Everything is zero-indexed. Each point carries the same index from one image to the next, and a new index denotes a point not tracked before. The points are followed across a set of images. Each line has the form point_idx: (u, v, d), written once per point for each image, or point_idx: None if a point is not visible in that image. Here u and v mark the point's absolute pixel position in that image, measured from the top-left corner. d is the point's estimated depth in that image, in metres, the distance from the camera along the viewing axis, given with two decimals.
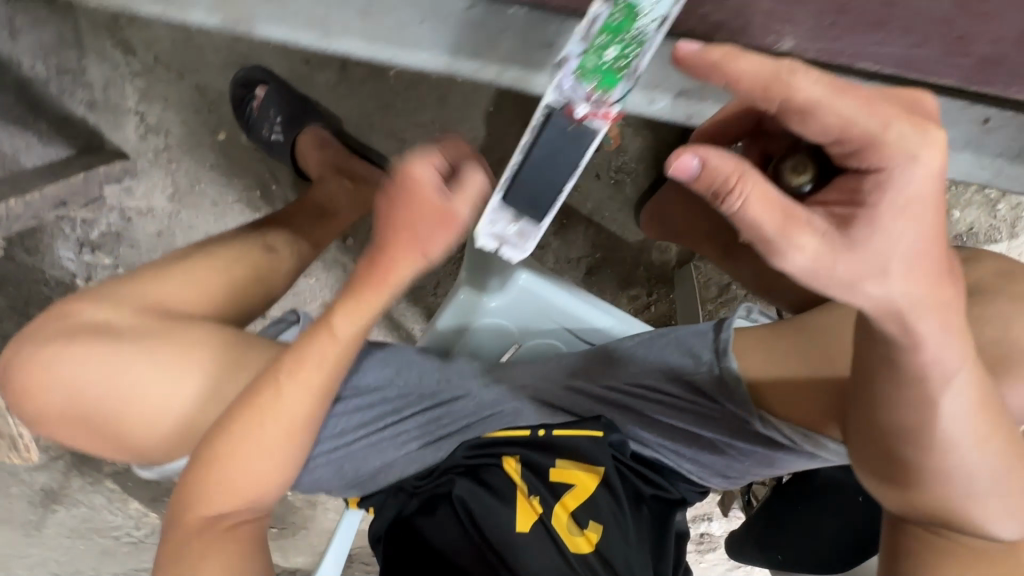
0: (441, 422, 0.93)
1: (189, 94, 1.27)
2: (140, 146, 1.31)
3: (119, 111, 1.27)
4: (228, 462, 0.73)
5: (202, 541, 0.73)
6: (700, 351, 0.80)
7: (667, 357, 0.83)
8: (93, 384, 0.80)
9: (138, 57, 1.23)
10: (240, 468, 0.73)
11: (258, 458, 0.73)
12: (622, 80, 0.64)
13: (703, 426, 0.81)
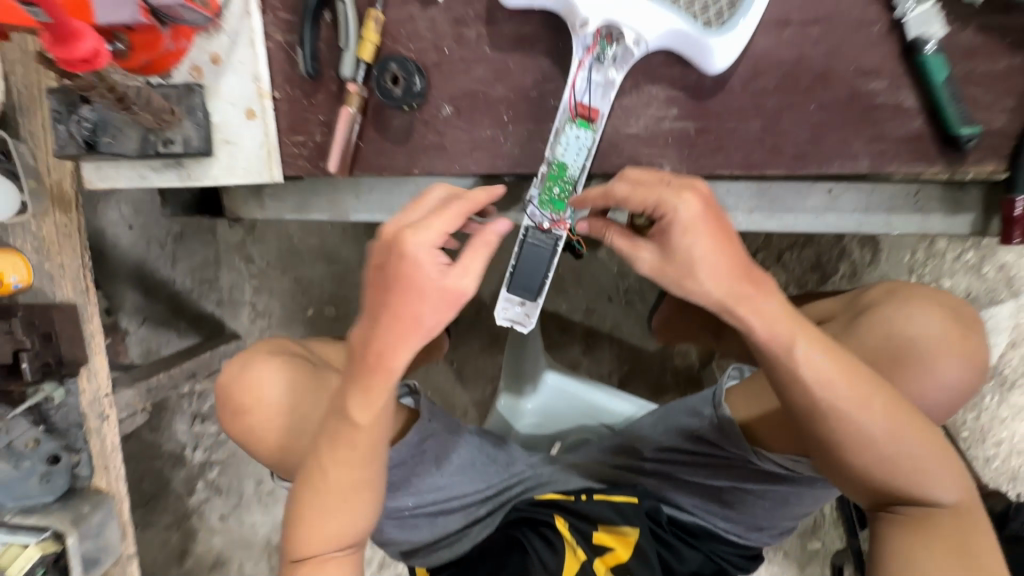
0: (492, 490, 0.98)
1: (289, 284, 1.66)
2: (250, 328, 1.69)
3: (238, 304, 1.68)
4: (356, 447, 0.66)
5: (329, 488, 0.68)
6: (700, 408, 0.88)
7: (675, 420, 0.92)
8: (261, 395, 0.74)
9: (255, 264, 1.66)
10: (355, 446, 0.66)
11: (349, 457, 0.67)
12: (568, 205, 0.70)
13: (718, 476, 0.91)
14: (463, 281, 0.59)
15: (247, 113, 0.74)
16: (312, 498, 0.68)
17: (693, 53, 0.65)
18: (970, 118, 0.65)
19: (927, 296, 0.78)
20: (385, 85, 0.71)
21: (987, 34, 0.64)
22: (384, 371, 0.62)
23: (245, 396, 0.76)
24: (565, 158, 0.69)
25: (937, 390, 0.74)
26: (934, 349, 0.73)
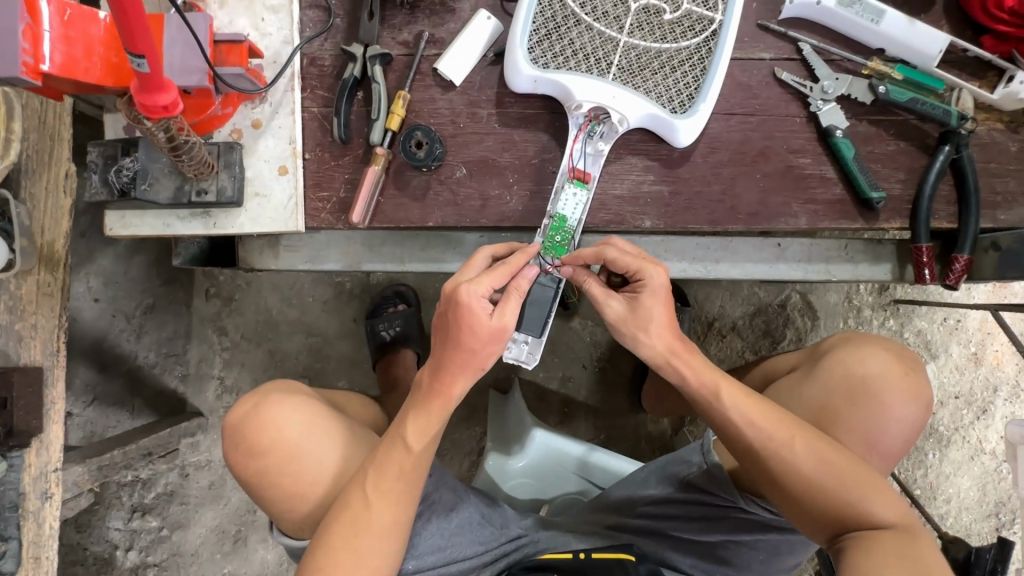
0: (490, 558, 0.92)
1: (262, 357, 1.62)
2: (215, 404, 1.63)
3: (204, 378, 1.63)
4: (402, 475, 0.74)
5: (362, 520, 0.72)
6: (689, 456, 0.87)
7: (668, 468, 0.90)
8: (289, 430, 0.82)
9: (227, 337, 1.63)
10: (402, 474, 0.74)
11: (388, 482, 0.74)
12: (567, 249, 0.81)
13: (712, 531, 0.88)
14: (507, 318, 0.71)
15: (279, 169, 0.83)
16: (346, 529, 0.72)
17: (662, 132, 0.82)
18: (876, 185, 0.83)
19: (875, 341, 0.86)
20: (410, 148, 0.82)
21: (876, 126, 0.85)
22: (441, 399, 0.74)
23: (264, 438, 0.81)
24: (564, 212, 0.82)
25: (890, 425, 0.79)
26: (883, 385, 0.80)
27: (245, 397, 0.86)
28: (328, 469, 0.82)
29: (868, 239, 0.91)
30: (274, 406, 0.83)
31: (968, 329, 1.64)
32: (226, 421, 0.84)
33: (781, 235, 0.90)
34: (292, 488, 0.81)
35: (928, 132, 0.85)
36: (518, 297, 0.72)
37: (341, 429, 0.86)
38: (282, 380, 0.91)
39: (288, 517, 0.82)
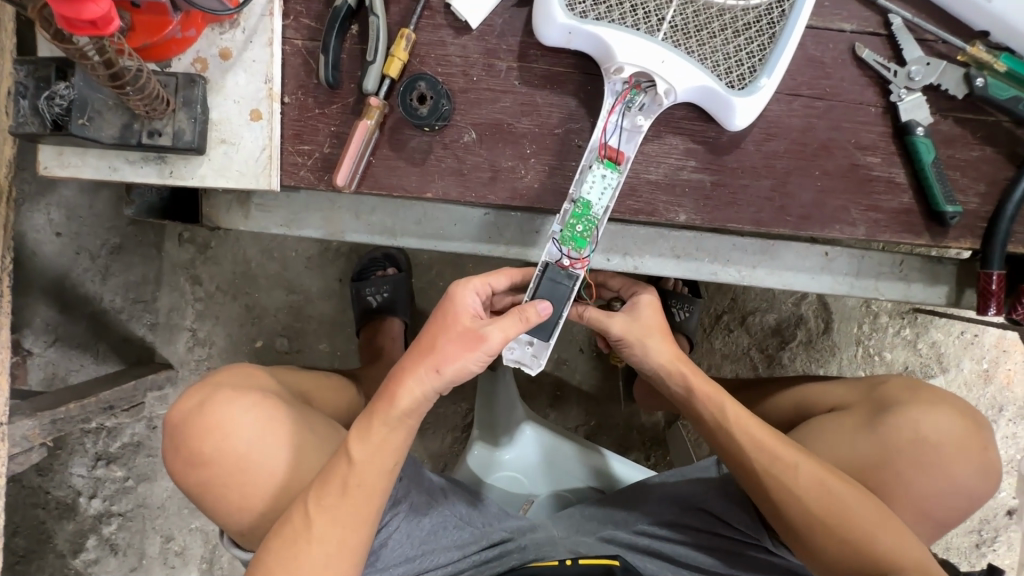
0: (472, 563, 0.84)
1: (238, 311, 1.51)
2: (186, 357, 1.50)
3: (174, 329, 1.49)
4: (347, 494, 0.64)
5: (303, 540, 0.63)
6: (708, 480, 0.82)
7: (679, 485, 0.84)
8: (235, 436, 0.71)
9: (202, 287, 1.50)
10: (346, 493, 0.64)
11: (332, 500, 0.64)
12: (589, 241, 0.67)
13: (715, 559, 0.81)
14: (491, 327, 0.61)
15: (251, 113, 0.69)
16: (287, 548, 0.64)
17: (714, 109, 0.68)
18: (952, 197, 0.71)
19: (938, 395, 0.76)
20: (409, 101, 0.68)
21: (962, 126, 0.72)
22: (388, 403, 0.63)
23: (205, 444, 0.70)
24: (590, 196, 0.67)
25: (941, 487, 0.71)
26: (950, 450, 0.71)
27: (188, 392, 0.75)
28: (280, 479, 0.72)
29: (926, 255, 0.80)
30: (220, 406, 0.72)
31: (984, 345, 1.56)
32: (164, 421, 0.73)
33: (829, 242, 0.79)
34: (239, 500, 0.71)
35: (1020, 139, 0.72)
36: (518, 317, 0.61)
37: (297, 432, 0.74)
38: (234, 367, 0.80)
39: (236, 528, 0.73)
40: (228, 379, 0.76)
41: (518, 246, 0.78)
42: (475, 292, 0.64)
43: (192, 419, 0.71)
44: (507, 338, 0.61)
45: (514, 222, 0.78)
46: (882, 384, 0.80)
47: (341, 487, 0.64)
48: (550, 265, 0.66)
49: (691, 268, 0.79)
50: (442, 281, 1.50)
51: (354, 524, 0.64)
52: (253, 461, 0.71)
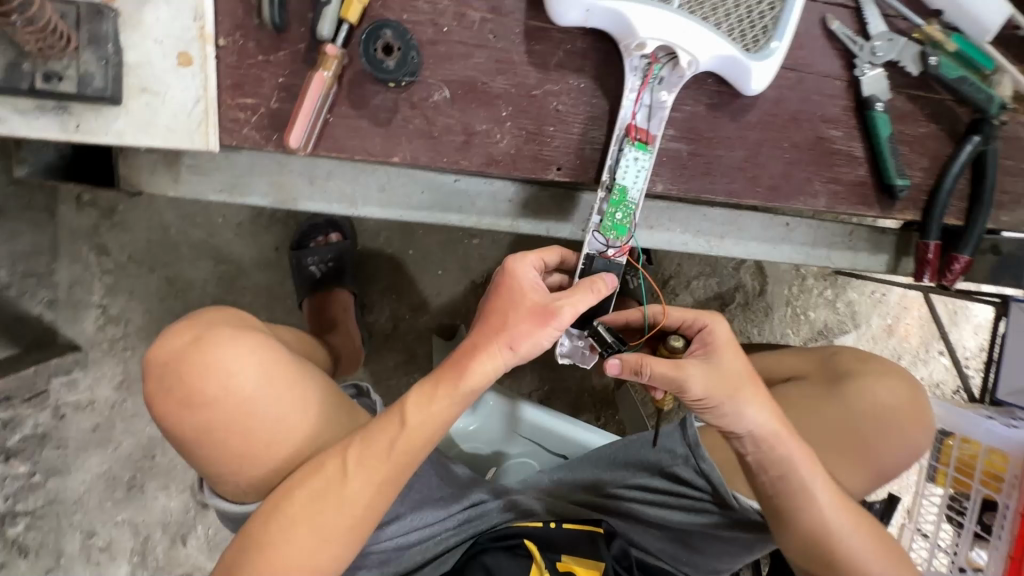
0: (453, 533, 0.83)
1: (157, 284, 1.34)
2: (96, 337, 1.33)
3: (80, 306, 1.31)
4: (390, 459, 0.60)
5: (330, 500, 0.59)
6: (674, 447, 0.82)
7: (639, 451, 0.84)
8: (239, 378, 0.61)
9: (110, 257, 1.31)
10: (391, 456, 0.60)
11: (362, 461, 0.60)
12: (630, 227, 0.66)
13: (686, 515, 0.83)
14: (563, 302, 0.58)
15: (179, 57, 0.58)
16: (312, 505, 0.59)
17: (732, 75, 0.67)
18: (902, 171, 0.75)
19: (888, 366, 0.85)
20: (373, 52, 0.60)
21: (913, 103, 0.76)
22: (456, 374, 0.59)
23: (206, 383, 0.60)
24: (625, 181, 0.65)
25: (893, 455, 0.79)
26: (903, 417, 0.80)
27: (179, 328, 0.64)
28: (291, 432, 0.64)
29: (870, 226, 0.85)
30: (223, 344, 0.62)
31: (889, 303, 1.74)
32: (150, 356, 0.62)
33: (790, 214, 0.82)
34: (240, 450, 0.62)
35: (960, 117, 0.77)
36: (590, 291, 0.59)
37: (310, 384, 0.66)
38: (226, 308, 0.69)
39: (226, 481, 0.64)
40: (226, 316, 0.66)
41: (489, 217, 0.74)
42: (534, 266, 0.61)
43: (185, 355, 0.61)
44: (576, 312, 0.59)
45: (483, 192, 0.74)
46: (836, 354, 0.88)
47: (381, 455, 0.59)
48: (596, 258, 0.65)
49: (664, 239, 0.79)
50: (390, 248, 1.42)
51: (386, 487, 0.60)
52: (258, 408, 0.62)
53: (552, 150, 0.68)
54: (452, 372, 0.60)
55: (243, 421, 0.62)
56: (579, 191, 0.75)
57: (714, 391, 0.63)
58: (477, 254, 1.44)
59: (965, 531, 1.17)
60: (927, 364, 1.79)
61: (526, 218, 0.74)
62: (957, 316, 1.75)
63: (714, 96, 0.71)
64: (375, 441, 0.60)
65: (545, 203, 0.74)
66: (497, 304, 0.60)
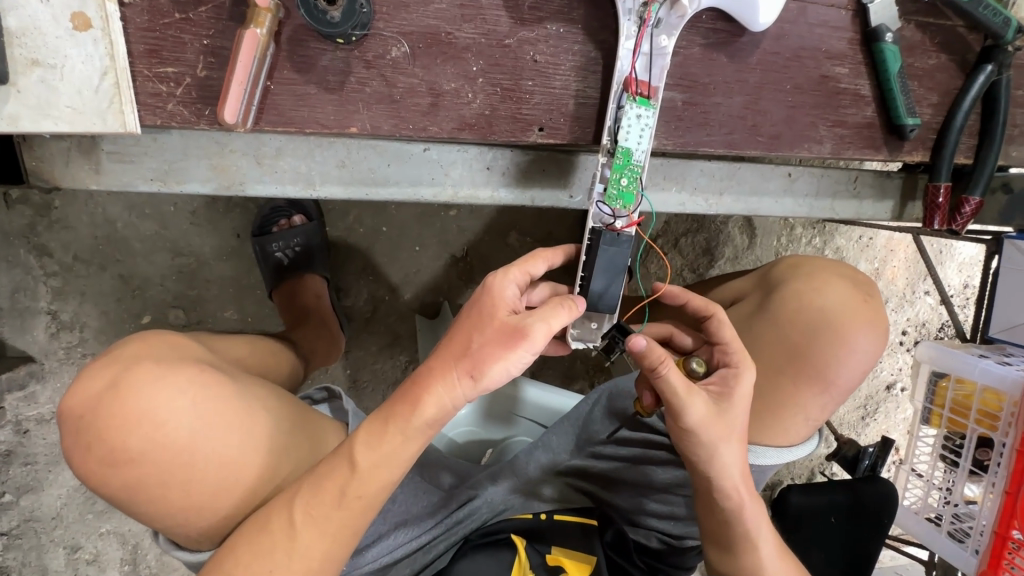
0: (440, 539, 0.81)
1: (110, 284, 1.23)
2: (50, 346, 1.22)
3: (28, 315, 1.20)
4: (342, 504, 0.53)
5: (278, 553, 0.53)
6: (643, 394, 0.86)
7: (615, 403, 0.89)
8: (172, 423, 0.54)
9: (53, 259, 1.19)
10: (343, 502, 0.53)
11: (306, 505, 0.53)
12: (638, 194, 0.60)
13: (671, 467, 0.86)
14: (534, 320, 0.51)
15: (73, 19, 0.47)
16: (257, 562, 0.53)
17: (736, 12, 0.60)
18: (912, 109, 0.69)
19: (829, 268, 0.75)
20: (312, 0, 0.50)
21: (923, 32, 0.69)
22: (408, 407, 0.53)
23: (130, 437, 0.53)
24: (628, 143, 0.59)
25: (845, 364, 0.68)
26: (841, 318, 0.68)
27: (96, 369, 0.55)
28: (241, 476, 0.58)
29: (874, 170, 0.80)
30: (146, 387, 0.54)
31: (876, 247, 1.72)
32: (61, 410, 0.54)
33: (792, 162, 0.76)
34: (183, 503, 0.56)
35: (971, 45, 0.71)
36: (563, 308, 0.53)
37: (259, 418, 0.60)
38: (155, 337, 0.61)
39: (175, 530, 0.58)
40: (147, 349, 0.58)
41: (465, 189, 0.66)
42: (516, 281, 0.55)
43: (103, 401, 0.53)
44: (550, 332, 0.52)
45: (458, 161, 0.65)
46: (774, 266, 0.81)
47: (321, 499, 0.53)
48: (603, 231, 0.60)
49: (658, 199, 0.72)
50: (362, 227, 1.32)
51: (338, 536, 0.54)
52: (197, 453, 0.55)
53: (532, 109, 0.60)
54: (404, 409, 0.53)
55: (181, 469, 0.55)
56: (565, 151, 0.67)
57: (706, 426, 0.61)
58: (455, 226, 1.36)
59: (959, 469, 1.18)
60: (912, 304, 1.80)
61: (506, 187, 0.67)
62: (942, 255, 1.75)
63: (708, 35, 0.63)
64: (318, 485, 0.54)
65: (527, 169, 0.66)
66: (456, 332, 0.53)
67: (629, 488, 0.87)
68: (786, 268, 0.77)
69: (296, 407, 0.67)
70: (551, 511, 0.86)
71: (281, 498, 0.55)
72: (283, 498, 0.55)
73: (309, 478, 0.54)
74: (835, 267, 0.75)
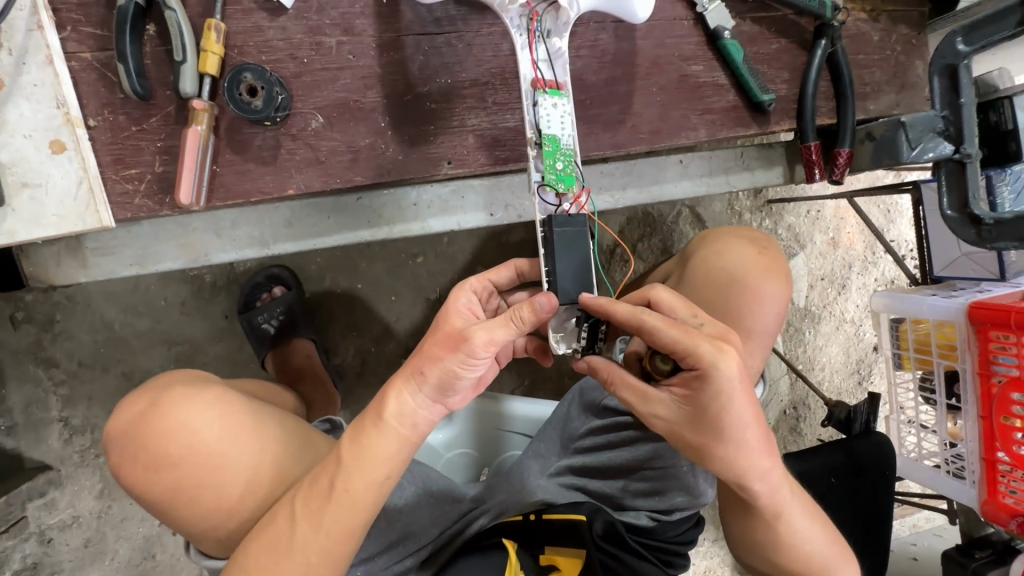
0: (440, 547, 0.87)
1: (114, 383, 1.32)
2: (64, 452, 1.30)
3: (42, 425, 1.29)
4: (332, 499, 0.62)
5: (282, 547, 0.62)
6: (604, 381, 0.95)
7: (587, 396, 0.97)
8: (201, 432, 0.62)
9: (60, 369, 1.29)
10: (334, 497, 0.62)
11: (307, 502, 0.63)
12: (577, 176, 0.65)
13: (643, 445, 0.91)
14: (476, 328, 0.57)
15: (51, 145, 0.60)
16: (268, 554, 0.62)
17: (616, 12, 0.68)
18: (765, 87, 0.80)
19: (732, 233, 0.84)
20: (239, 96, 0.63)
21: (759, 25, 0.82)
22: (377, 407, 0.63)
23: (170, 446, 0.60)
24: (552, 132, 0.64)
25: (760, 313, 0.76)
26: (746, 273, 0.77)
27: (133, 396, 0.64)
28: (263, 480, 0.65)
29: (759, 144, 0.90)
30: (180, 404, 0.63)
31: (826, 218, 1.81)
32: (108, 433, 0.62)
33: (681, 151, 0.87)
34: (217, 504, 0.62)
35: (805, 27, 0.83)
36: (511, 324, 0.57)
37: (274, 428, 0.68)
38: (181, 371, 0.71)
39: (210, 537, 0.64)
40: (180, 376, 0.68)
41: (400, 225, 0.77)
42: (469, 294, 0.65)
43: (144, 417, 0.62)
44: (492, 341, 0.57)
45: (388, 202, 0.76)
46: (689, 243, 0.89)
47: (315, 499, 0.63)
48: (554, 216, 0.60)
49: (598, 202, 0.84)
50: (338, 288, 1.43)
51: (334, 532, 0.63)
52: (225, 456, 0.63)
53: (438, 147, 0.71)
54: (373, 413, 0.63)
55: (214, 471, 0.62)
56: (477, 179, 0.78)
57: (690, 428, 0.59)
58: (424, 272, 1.46)
59: (939, 406, 1.22)
60: (876, 264, 1.87)
61: (435, 217, 0.78)
62: (891, 214, 1.84)
63: (575, 61, 0.76)
64: (318, 491, 0.63)
65: (448, 199, 0.78)
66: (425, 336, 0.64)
67: (614, 476, 0.94)
68: (695, 241, 0.87)
69: (304, 426, 0.74)
70: (540, 511, 0.87)
71: (286, 505, 0.64)
72: (288, 502, 0.64)
73: (308, 480, 0.64)
74: (746, 231, 0.86)
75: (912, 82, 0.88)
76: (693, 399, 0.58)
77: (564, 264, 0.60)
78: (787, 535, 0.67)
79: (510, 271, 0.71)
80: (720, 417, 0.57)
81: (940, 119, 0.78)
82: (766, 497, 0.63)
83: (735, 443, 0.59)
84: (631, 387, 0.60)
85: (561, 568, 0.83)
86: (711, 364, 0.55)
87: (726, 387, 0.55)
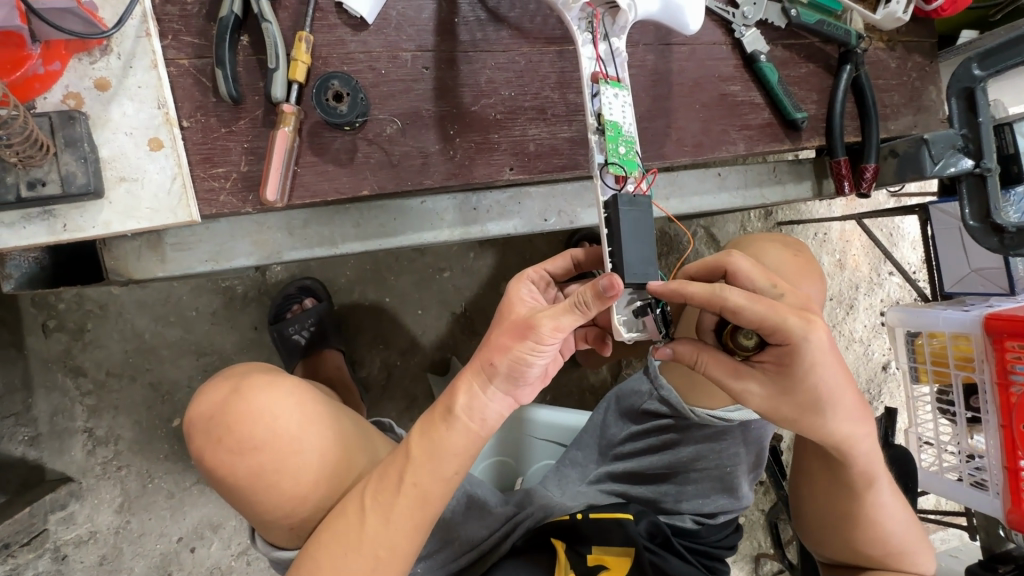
0: (486, 552, 0.87)
1: (141, 393, 1.31)
2: (87, 463, 1.27)
3: (66, 435, 1.26)
4: (400, 493, 0.62)
5: (351, 540, 0.61)
6: (639, 386, 0.96)
7: (624, 402, 0.98)
8: (280, 417, 0.65)
9: (88, 378, 1.28)
10: (403, 490, 0.62)
11: (375, 495, 0.63)
12: (637, 160, 0.68)
13: (684, 448, 0.92)
14: (542, 316, 0.58)
15: (150, 143, 0.63)
16: (336, 547, 0.61)
17: (669, 22, 0.73)
18: (798, 106, 0.87)
19: (765, 239, 0.89)
20: (325, 101, 0.68)
21: (789, 50, 0.89)
22: (446, 401, 0.63)
23: (252, 429, 0.64)
24: (614, 118, 0.67)
25: None
26: (783, 272, 0.81)
27: (217, 384, 0.69)
28: (334, 470, 0.67)
29: (789, 160, 0.97)
30: (259, 391, 0.66)
31: (833, 240, 1.88)
32: (194, 418, 0.66)
33: (719, 165, 0.93)
34: (292, 490, 0.64)
35: (830, 53, 0.90)
36: (575, 311, 0.58)
37: (343, 421, 0.71)
38: (256, 365, 0.75)
39: (282, 526, 0.66)
40: (256, 367, 0.72)
41: (459, 228, 0.81)
42: (529, 290, 0.68)
43: (229, 402, 0.66)
44: (558, 327, 0.58)
45: (449, 206, 0.81)
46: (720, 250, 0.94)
47: (384, 492, 0.62)
48: (619, 195, 0.62)
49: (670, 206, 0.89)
50: (367, 301, 1.45)
51: (402, 527, 0.62)
52: (301, 442, 0.65)
53: (501, 155, 0.76)
54: (442, 407, 0.63)
55: (289, 457, 0.64)
56: (530, 186, 0.84)
57: (777, 406, 0.63)
58: (451, 286, 1.49)
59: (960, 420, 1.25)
60: (882, 286, 1.94)
61: (493, 222, 0.82)
62: (894, 237, 1.92)
63: None
64: (387, 483, 0.63)
65: (505, 204, 0.82)
66: (489, 328, 0.65)
67: (659, 479, 0.95)
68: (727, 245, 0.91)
69: (365, 424, 0.76)
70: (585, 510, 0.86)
71: (355, 498, 0.64)
72: (356, 496, 0.64)
73: (377, 473, 0.64)
74: (781, 238, 0.90)
75: (926, 106, 0.95)
76: (789, 372, 0.62)
77: (630, 249, 0.61)
78: (874, 504, 0.72)
79: (564, 261, 0.73)
80: (817, 384, 0.61)
81: (960, 137, 0.85)
82: (863, 461, 0.69)
83: (830, 410, 0.63)
84: (730, 364, 0.63)
85: (609, 567, 0.81)
86: (807, 332, 0.59)
87: (824, 352, 0.60)
